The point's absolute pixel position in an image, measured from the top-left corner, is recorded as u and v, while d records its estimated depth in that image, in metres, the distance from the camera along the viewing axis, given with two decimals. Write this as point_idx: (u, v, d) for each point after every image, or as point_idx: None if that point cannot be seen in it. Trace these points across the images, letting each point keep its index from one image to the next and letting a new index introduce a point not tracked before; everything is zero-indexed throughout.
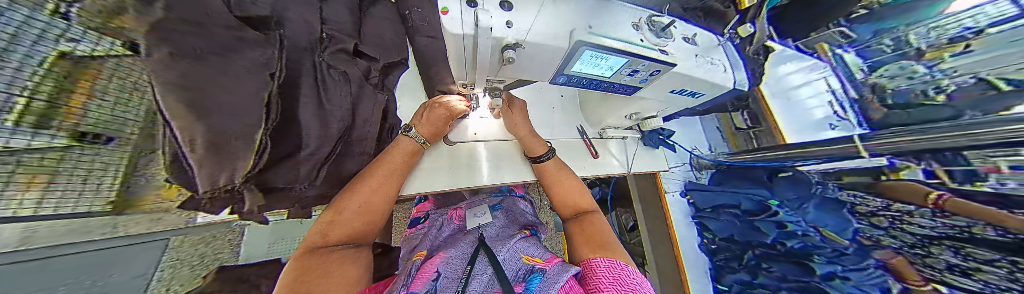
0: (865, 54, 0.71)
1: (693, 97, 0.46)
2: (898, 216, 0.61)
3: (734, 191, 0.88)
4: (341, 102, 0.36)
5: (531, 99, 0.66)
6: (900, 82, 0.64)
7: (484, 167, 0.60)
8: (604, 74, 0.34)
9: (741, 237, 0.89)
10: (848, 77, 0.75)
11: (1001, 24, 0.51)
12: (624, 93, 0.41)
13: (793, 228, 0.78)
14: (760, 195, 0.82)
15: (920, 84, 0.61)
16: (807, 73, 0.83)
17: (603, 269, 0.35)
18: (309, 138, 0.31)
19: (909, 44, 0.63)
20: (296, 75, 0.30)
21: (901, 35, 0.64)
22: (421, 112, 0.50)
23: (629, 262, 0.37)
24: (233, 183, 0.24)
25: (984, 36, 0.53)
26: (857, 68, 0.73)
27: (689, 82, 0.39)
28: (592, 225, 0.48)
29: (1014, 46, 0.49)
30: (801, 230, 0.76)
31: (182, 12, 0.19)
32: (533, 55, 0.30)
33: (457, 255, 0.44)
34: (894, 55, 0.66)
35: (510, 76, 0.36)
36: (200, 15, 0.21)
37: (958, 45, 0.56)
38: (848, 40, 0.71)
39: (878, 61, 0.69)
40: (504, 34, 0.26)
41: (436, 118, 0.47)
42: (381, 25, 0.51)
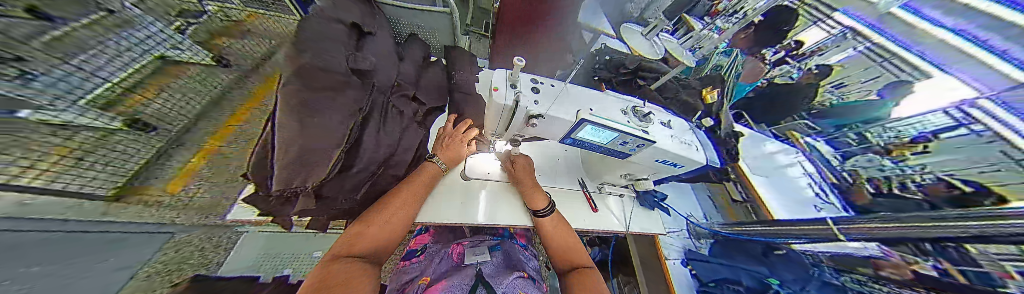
0: (835, 145, 1.03)
1: (674, 167, 0.54)
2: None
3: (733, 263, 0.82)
4: (394, 133, 0.45)
5: (540, 150, 0.77)
6: (876, 170, 0.89)
7: (483, 206, 0.60)
8: (602, 141, 0.43)
9: None
10: (826, 163, 1.04)
11: (943, 133, 0.77)
12: (618, 156, 0.50)
13: None
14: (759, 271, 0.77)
15: (894, 174, 0.83)
16: (787, 155, 1.13)
17: None
18: (361, 158, 0.39)
19: (871, 141, 0.93)
20: (371, 111, 0.41)
21: (864, 133, 0.95)
22: (441, 142, 0.57)
23: None
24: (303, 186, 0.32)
25: (937, 142, 0.78)
26: (833, 156, 1.03)
27: (670, 156, 0.47)
28: (586, 281, 0.47)
29: (960, 150, 0.73)
30: None
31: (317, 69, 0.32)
32: (549, 122, 0.40)
33: (456, 284, 0.45)
34: (863, 147, 0.95)
35: (530, 134, 0.46)
36: (328, 71, 0.34)
37: (918, 145, 0.81)
38: (815, 130, 1.10)
39: (848, 151, 0.99)
40: (531, 107, 0.38)
41: (457, 145, 0.55)
42: (434, 78, 0.65)
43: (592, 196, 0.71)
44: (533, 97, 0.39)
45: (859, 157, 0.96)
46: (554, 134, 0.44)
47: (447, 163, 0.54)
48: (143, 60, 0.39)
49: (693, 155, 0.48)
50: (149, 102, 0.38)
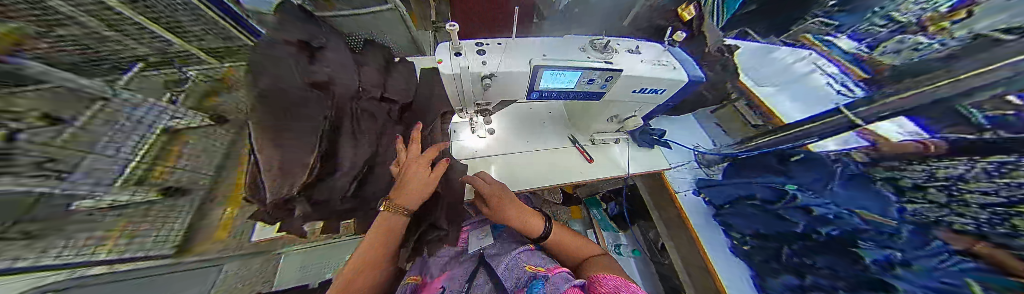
0: (858, 37, 0.81)
1: (658, 95, 0.51)
2: (952, 185, 0.48)
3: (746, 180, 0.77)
4: (368, 133, 0.47)
5: (521, 118, 0.76)
6: (909, 54, 0.67)
7: (498, 175, 0.62)
8: (568, 87, 0.43)
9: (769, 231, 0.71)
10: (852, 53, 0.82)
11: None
12: (595, 99, 0.49)
13: (821, 212, 0.61)
14: (772, 181, 0.71)
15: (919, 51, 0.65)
16: (806, 63, 0.91)
17: (606, 279, 0.45)
18: (344, 158, 0.41)
19: (903, 21, 0.71)
20: (340, 117, 0.42)
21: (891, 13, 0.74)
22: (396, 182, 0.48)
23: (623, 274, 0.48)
24: (292, 191, 0.35)
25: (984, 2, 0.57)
26: (856, 49, 0.81)
27: (646, 82, 0.45)
28: (599, 262, 0.55)
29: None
30: (830, 213, 0.59)
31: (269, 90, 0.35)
32: (505, 80, 0.40)
33: (480, 284, 0.56)
34: (891, 31, 0.73)
35: (494, 98, 0.47)
36: (285, 88, 0.36)
37: (961, 12, 0.60)
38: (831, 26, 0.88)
39: (875, 39, 0.77)
40: (481, 69, 0.38)
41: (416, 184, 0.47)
42: (405, 70, 0.64)
43: (585, 149, 0.70)
44: (479, 59, 0.39)
45: (889, 42, 0.73)
46: (520, 92, 0.45)
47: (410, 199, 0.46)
48: (164, 134, 0.35)
49: (672, 74, 0.45)
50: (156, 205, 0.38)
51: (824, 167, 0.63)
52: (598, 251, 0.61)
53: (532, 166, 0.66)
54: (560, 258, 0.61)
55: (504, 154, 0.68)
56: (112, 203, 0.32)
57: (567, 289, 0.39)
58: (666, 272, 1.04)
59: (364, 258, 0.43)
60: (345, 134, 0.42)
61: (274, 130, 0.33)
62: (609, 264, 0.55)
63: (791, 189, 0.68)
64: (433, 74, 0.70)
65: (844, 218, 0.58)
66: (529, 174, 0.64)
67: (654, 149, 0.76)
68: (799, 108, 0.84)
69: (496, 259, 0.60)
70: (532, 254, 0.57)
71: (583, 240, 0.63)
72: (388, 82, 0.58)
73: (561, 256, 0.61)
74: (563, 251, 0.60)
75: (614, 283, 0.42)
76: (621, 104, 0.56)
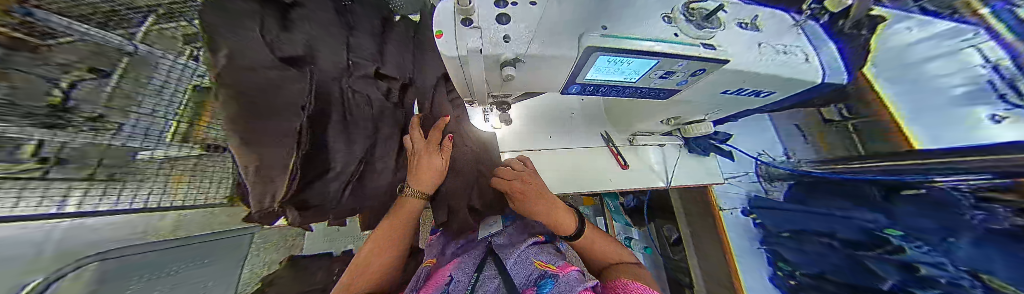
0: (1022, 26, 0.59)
1: (755, 95, 0.38)
2: None
3: (829, 211, 0.78)
4: (363, 123, 0.41)
5: (547, 108, 0.68)
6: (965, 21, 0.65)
7: None
8: (627, 79, 0.29)
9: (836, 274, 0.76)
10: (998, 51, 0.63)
11: None
12: (656, 96, 0.35)
13: (932, 272, 0.59)
14: (871, 221, 0.69)
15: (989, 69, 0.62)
16: (940, 42, 0.71)
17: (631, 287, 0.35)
18: (337, 156, 0.35)
19: None
20: (328, 104, 0.34)
21: None
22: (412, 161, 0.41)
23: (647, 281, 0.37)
24: (274, 205, 0.27)
25: None
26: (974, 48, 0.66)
27: (750, 81, 0.31)
28: (624, 266, 0.47)
29: None
30: (948, 276, 0.57)
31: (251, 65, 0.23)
32: (535, 64, 0.29)
33: (466, 261, 0.47)
34: None
35: (513, 86, 0.36)
36: (258, 61, 0.25)
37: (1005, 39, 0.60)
38: None
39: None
40: (502, 50, 0.27)
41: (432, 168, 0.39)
42: (400, 42, 0.55)
43: (619, 151, 0.64)
44: (501, 32, 0.26)
45: None
46: (552, 80, 0.33)
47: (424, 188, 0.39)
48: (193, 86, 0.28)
49: (801, 73, 0.31)
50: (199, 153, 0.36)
51: (955, 223, 0.55)
52: (628, 258, 0.51)
53: (562, 166, 0.63)
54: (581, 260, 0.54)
55: (524, 150, 0.64)
56: (161, 158, 0.32)
57: (581, 290, 0.30)
58: (674, 267, 1.13)
59: (382, 247, 0.40)
60: (336, 126, 0.35)
61: (254, 128, 0.22)
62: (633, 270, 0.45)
63: (892, 233, 0.65)
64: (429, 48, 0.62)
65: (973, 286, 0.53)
66: (556, 178, 0.62)
67: (707, 157, 0.69)
68: (918, 115, 0.71)
69: (502, 248, 0.52)
70: (541, 249, 0.48)
71: (609, 242, 0.54)
72: (382, 54, 0.49)
73: (584, 255, 0.53)
74: (581, 251, 0.52)
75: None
76: (690, 103, 0.43)
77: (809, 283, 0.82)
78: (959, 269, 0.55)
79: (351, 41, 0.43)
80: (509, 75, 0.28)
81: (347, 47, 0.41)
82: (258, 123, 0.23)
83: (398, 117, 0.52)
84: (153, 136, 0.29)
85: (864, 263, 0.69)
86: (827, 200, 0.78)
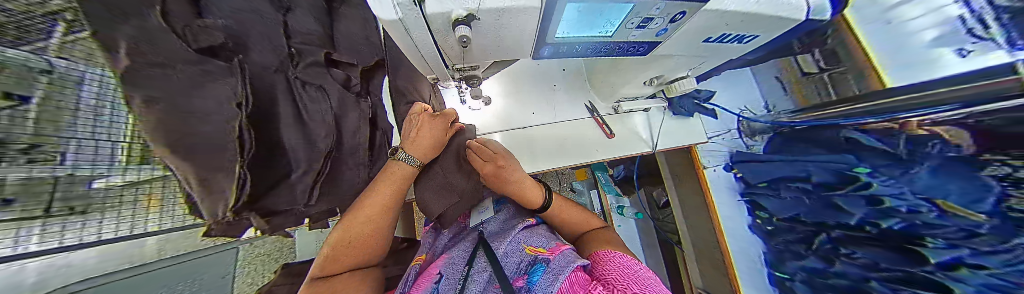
0: None
1: (739, 42, 0.36)
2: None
3: (799, 159, 0.82)
4: (324, 118, 0.37)
5: (529, 82, 0.65)
6: None
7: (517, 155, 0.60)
8: (601, 33, 0.26)
9: (810, 217, 0.83)
10: None
11: None
12: (636, 52, 0.33)
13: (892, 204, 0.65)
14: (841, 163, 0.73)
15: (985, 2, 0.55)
16: None
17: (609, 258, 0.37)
18: (297, 156, 0.32)
19: None
20: (272, 99, 0.30)
21: None
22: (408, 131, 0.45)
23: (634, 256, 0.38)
24: (230, 214, 0.25)
25: None
26: None
27: (734, 23, 0.29)
28: (604, 235, 0.50)
29: None
30: (904, 206, 0.63)
31: (146, 55, 0.19)
32: (496, 24, 0.24)
33: (458, 255, 0.47)
34: None
35: (482, 52, 0.33)
36: (162, 54, 0.21)
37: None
38: None
39: None
40: (449, 6, 0.22)
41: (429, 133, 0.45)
42: (353, 24, 0.49)
43: (605, 121, 0.64)
44: None
45: None
46: (520, 43, 0.30)
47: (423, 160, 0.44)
48: None
49: (788, 9, 0.29)
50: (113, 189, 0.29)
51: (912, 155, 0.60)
52: (599, 224, 0.56)
53: (552, 140, 0.62)
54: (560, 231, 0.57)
55: (510, 130, 0.62)
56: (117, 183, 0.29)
57: (570, 272, 0.31)
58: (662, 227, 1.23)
59: (351, 237, 0.38)
60: (288, 124, 0.32)
61: (171, 130, 0.20)
62: (611, 235, 0.50)
63: (861, 172, 0.70)
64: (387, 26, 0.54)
65: (920, 211, 0.61)
66: (548, 153, 0.61)
67: (693, 117, 0.69)
68: (896, 55, 0.70)
69: (493, 237, 0.53)
70: (530, 232, 0.49)
71: (581, 211, 0.58)
72: (332, 38, 0.44)
73: (562, 228, 0.56)
74: (564, 225, 0.55)
75: (629, 266, 0.33)
76: (672, 59, 0.40)
77: (783, 227, 0.90)
78: (916, 198, 0.61)
79: (289, 27, 0.38)
80: (463, 37, 0.22)
81: (283, 33, 0.36)
82: (186, 128, 0.21)
83: (363, 108, 0.47)
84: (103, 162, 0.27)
85: (833, 201, 0.76)
86: (805, 148, 0.81)
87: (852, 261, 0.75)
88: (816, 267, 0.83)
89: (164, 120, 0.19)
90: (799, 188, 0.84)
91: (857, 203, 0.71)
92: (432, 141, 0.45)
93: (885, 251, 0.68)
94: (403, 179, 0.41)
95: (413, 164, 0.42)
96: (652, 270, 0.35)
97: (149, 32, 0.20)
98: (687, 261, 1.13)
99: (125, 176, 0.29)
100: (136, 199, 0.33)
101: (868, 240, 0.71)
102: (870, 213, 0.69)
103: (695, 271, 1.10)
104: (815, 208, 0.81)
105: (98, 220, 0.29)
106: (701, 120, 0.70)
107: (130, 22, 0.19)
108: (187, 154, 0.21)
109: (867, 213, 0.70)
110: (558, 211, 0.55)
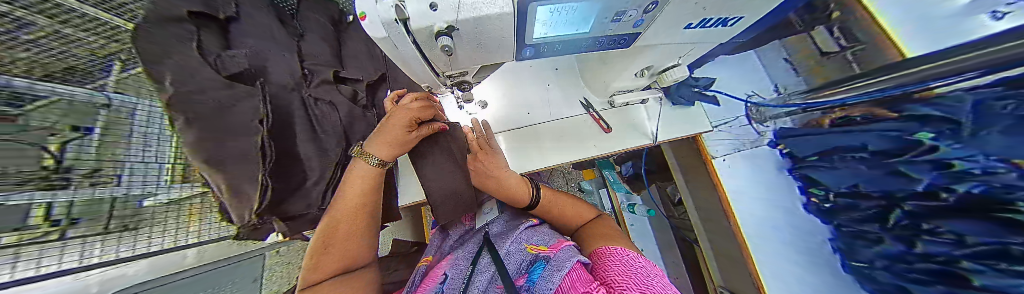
0: None
1: (725, 25, 0.36)
2: None
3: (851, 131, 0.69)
4: (333, 129, 0.40)
5: (525, 83, 0.67)
6: None
7: (522, 154, 0.61)
8: (579, 31, 0.28)
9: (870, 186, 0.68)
10: None
11: None
12: (620, 44, 0.34)
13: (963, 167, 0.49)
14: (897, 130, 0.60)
15: None
16: None
17: (609, 254, 0.37)
18: (311, 166, 0.35)
19: None
20: (287, 115, 0.34)
21: None
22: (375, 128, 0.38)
23: (636, 250, 0.38)
24: (253, 218, 0.28)
25: None
26: None
27: (711, 8, 0.29)
28: (604, 228, 0.50)
29: None
30: (978, 168, 0.47)
31: (181, 83, 0.23)
32: (474, 32, 0.26)
33: (462, 256, 0.49)
34: None
35: (470, 60, 0.35)
36: (196, 83, 0.25)
37: None
38: None
39: None
40: (430, 21, 0.22)
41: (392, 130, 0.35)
42: (357, 44, 0.54)
43: (602, 116, 0.64)
44: None
45: None
46: (503, 49, 0.32)
47: (386, 160, 0.36)
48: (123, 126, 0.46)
49: None
50: (165, 209, 0.51)
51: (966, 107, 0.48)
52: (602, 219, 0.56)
53: (551, 138, 0.63)
54: (560, 229, 0.57)
55: (512, 129, 0.64)
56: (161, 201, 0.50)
57: (569, 266, 0.32)
58: (678, 225, 1.20)
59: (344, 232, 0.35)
60: (302, 137, 0.35)
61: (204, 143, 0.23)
62: (611, 226, 0.51)
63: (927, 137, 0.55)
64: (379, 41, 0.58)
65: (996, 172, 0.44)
66: (550, 149, 0.62)
67: (693, 107, 0.68)
68: (910, 23, 0.72)
69: (497, 238, 0.54)
70: (531, 232, 0.50)
71: (581, 205, 0.58)
72: (337, 56, 0.48)
73: (562, 226, 0.56)
74: (565, 223, 0.55)
75: (627, 260, 0.34)
76: (660, 49, 0.41)
77: (845, 204, 0.75)
78: (990, 158, 0.45)
79: (300, 51, 0.42)
80: (445, 46, 0.24)
81: (297, 57, 0.41)
82: (217, 144, 0.25)
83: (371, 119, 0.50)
84: (153, 181, 0.49)
85: (896, 169, 0.61)
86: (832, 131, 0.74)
87: (936, 238, 0.56)
88: (897, 252, 0.65)
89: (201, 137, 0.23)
90: (857, 158, 0.69)
91: (922, 170, 0.56)
92: (398, 138, 0.35)
93: (971, 223, 0.50)
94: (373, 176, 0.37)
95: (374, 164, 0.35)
96: (654, 263, 0.35)
97: (183, 64, 0.25)
98: (706, 261, 1.06)
99: (159, 197, 0.49)
100: (181, 215, 0.53)
101: (949, 211, 0.53)
102: (940, 179, 0.53)
103: (715, 270, 1.03)
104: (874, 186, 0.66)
105: (145, 233, 0.48)
106: (702, 109, 0.69)
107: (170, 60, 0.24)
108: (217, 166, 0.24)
109: (934, 177, 0.54)
110: (557, 210, 0.55)
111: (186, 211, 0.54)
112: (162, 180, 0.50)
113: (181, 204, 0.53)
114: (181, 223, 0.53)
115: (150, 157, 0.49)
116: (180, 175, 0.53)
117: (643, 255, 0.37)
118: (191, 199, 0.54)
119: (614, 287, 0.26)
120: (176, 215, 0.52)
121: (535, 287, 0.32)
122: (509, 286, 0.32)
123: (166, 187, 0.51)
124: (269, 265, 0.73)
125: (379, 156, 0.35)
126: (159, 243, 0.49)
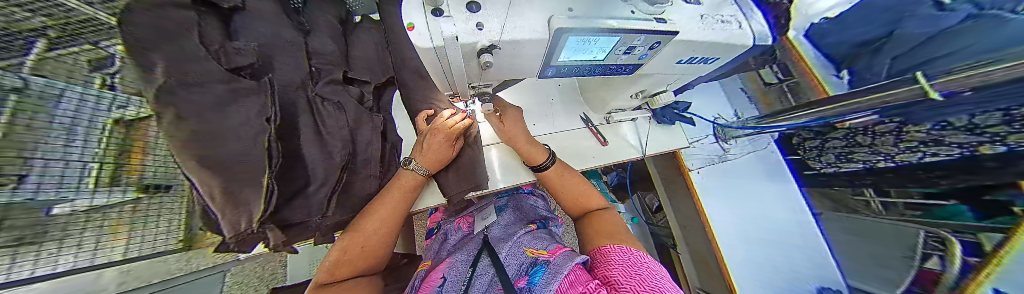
0: None
1: (706, 62, 0.43)
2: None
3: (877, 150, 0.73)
4: (340, 132, 0.38)
5: (531, 95, 0.71)
6: None
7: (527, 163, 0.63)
8: (594, 58, 0.32)
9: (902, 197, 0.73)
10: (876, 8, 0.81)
11: None
12: (623, 72, 0.38)
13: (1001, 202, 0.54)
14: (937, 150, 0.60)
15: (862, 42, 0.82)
16: None
17: (614, 253, 0.37)
18: (315, 170, 0.33)
19: None
20: (292, 116, 0.32)
21: None
22: (420, 141, 0.49)
23: (642, 248, 0.38)
24: (251, 227, 0.26)
25: None
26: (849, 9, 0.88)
27: (699, 49, 0.35)
28: (606, 220, 0.50)
29: None
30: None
31: (178, 76, 0.21)
32: (510, 52, 0.28)
33: (461, 259, 0.49)
34: None
35: (495, 76, 0.36)
36: (195, 78, 0.22)
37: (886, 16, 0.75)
38: None
39: None
40: (476, 39, 0.25)
41: (437, 144, 0.47)
42: (365, 45, 0.53)
43: (599, 130, 0.69)
44: (473, 20, 0.25)
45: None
46: (525, 67, 0.34)
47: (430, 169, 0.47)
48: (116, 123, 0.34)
49: (740, 37, 0.35)
50: (81, 226, 0.33)
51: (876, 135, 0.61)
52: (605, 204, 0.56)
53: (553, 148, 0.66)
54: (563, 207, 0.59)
55: None
56: (82, 208, 0.32)
57: (570, 267, 0.34)
58: (658, 231, 1.28)
59: (368, 238, 0.40)
60: (307, 139, 0.33)
61: (203, 149, 0.21)
62: (615, 220, 0.50)
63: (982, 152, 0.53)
64: (386, 43, 0.58)
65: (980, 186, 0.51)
66: None
67: (674, 125, 0.77)
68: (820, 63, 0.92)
69: (496, 242, 0.55)
70: (530, 237, 0.52)
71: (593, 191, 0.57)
72: (344, 55, 0.47)
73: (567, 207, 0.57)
74: (570, 208, 0.56)
75: (631, 260, 0.34)
76: (655, 76, 0.46)
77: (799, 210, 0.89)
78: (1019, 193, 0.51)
79: (308, 49, 0.41)
80: (487, 62, 0.26)
81: (304, 55, 0.40)
82: (219, 146, 0.22)
83: (376, 122, 0.48)
84: (77, 182, 0.31)
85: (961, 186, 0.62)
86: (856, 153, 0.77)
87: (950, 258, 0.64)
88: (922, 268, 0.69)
89: (200, 139, 0.21)
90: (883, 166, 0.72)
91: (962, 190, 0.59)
92: (440, 153, 0.48)
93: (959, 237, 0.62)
94: (410, 185, 0.45)
95: (419, 173, 0.46)
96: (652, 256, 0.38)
97: (181, 55, 0.22)
98: (684, 265, 1.15)
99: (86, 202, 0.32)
100: (102, 227, 0.35)
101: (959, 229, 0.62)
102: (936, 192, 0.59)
103: (692, 273, 1.12)
104: (926, 137, 0.62)
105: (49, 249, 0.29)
106: (681, 127, 0.78)
107: (174, 51, 0.22)
108: (219, 171, 0.22)
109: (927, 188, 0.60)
110: (568, 195, 0.56)
111: (112, 225, 0.36)
112: (84, 185, 0.32)
113: (108, 211, 0.35)
114: (104, 242, 0.35)
115: (87, 142, 0.32)
116: (109, 178, 0.34)
117: (652, 257, 0.37)
118: (141, 204, 0.39)
119: (616, 285, 0.29)
120: (100, 229, 0.35)
121: (534, 289, 0.33)
122: (508, 288, 0.32)
123: (92, 194, 0.32)
124: (237, 280, 0.63)
125: (422, 166, 0.46)
126: (72, 259, 0.31)
